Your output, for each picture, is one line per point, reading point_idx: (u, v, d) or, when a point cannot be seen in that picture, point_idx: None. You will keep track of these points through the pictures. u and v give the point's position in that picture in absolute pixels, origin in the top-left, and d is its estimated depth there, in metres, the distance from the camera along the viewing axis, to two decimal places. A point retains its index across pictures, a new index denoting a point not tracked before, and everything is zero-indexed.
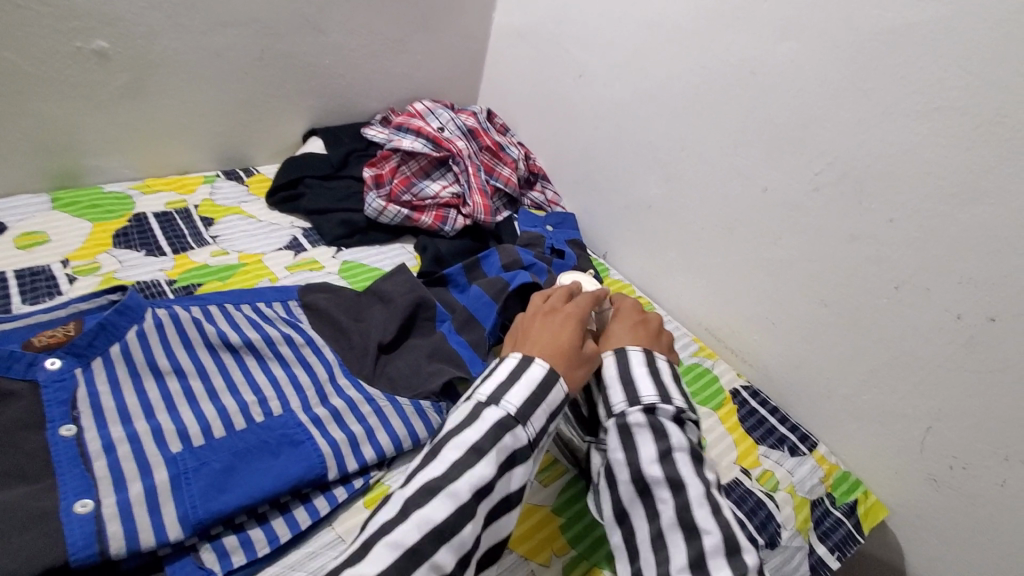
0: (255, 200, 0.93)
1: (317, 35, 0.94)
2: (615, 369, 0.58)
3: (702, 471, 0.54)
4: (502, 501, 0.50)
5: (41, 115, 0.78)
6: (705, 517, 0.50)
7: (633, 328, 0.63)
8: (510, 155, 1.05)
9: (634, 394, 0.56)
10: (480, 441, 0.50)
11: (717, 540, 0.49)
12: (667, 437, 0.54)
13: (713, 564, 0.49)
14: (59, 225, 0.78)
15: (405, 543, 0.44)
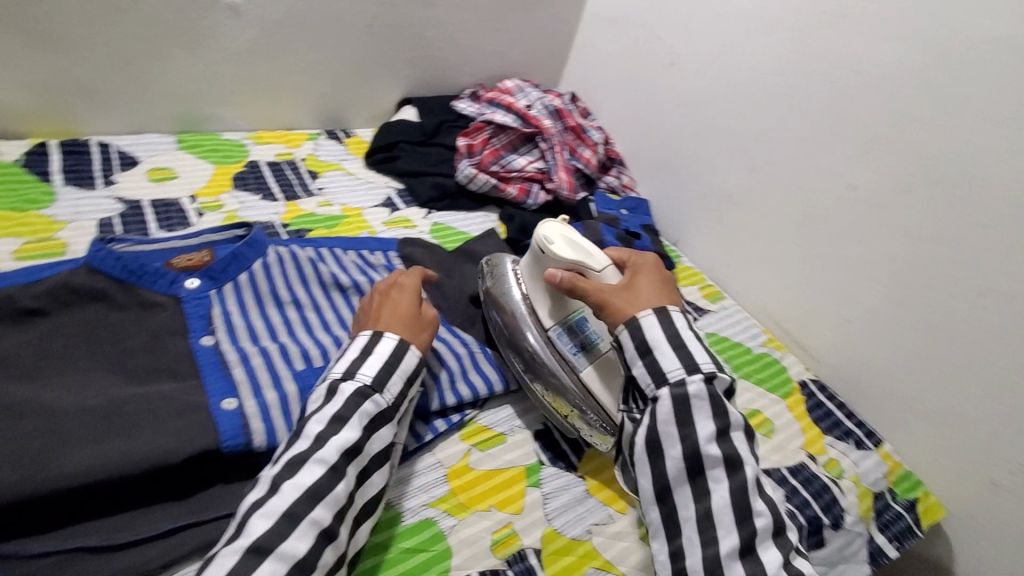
0: (353, 159, 0.99)
1: (424, 8, 0.99)
2: (662, 332, 0.56)
3: (750, 448, 0.54)
4: (375, 460, 0.51)
5: (175, 62, 0.85)
6: (758, 500, 0.51)
7: (659, 286, 0.61)
8: (592, 137, 1.08)
9: (693, 362, 0.54)
10: (341, 411, 0.50)
11: (767, 521, 0.51)
12: (725, 414, 0.53)
13: (762, 544, 0.50)
14: (185, 164, 0.86)
15: (278, 510, 0.45)
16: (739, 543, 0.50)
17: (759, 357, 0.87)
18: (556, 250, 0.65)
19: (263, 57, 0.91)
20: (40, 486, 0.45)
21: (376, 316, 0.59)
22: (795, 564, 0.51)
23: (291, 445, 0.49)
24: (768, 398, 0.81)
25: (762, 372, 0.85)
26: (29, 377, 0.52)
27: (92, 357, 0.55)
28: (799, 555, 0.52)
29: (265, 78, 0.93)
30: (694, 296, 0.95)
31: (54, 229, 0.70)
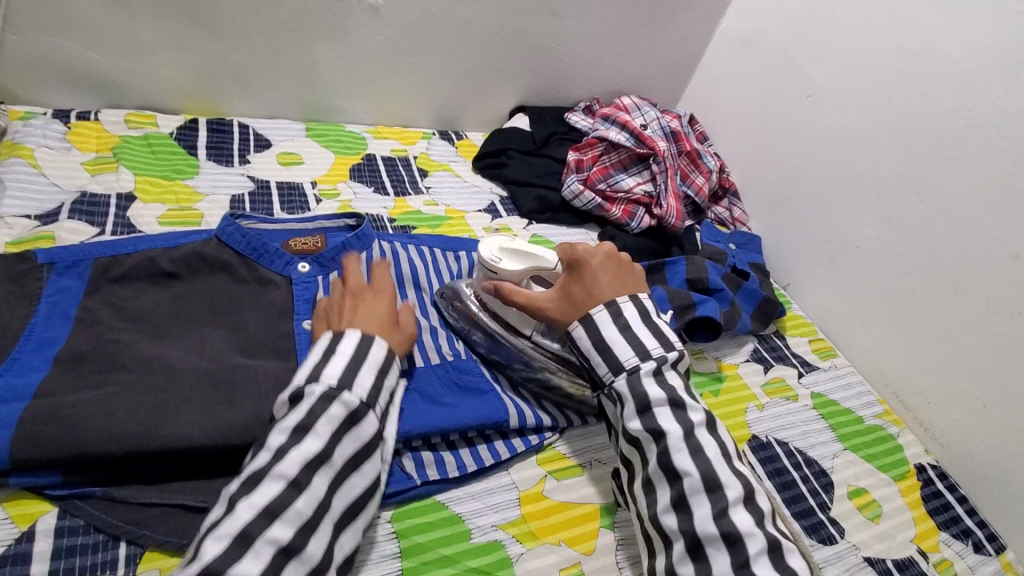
0: (462, 161, 1.01)
1: (552, 18, 0.99)
2: (597, 335, 0.57)
3: (683, 413, 0.52)
4: (350, 464, 0.47)
5: (315, 54, 0.90)
6: (685, 460, 0.50)
7: (609, 278, 0.60)
8: (707, 164, 1.03)
9: (615, 359, 0.55)
10: (304, 420, 0.46)
11: (697, 481, 0.49)
12: (643, 389, 0.53)
13: (695, 501, 0.48)
14: (309, 151, 0.91)
15: (231, 532, 0.41)
16: (670, 502, 0.49)
17: (872, 430, 0.79)
18: (506, 265, 0.67)
19: (394, 55, 0.94)
20: (151, 443, 0.47)
21: (342, 316, 0.56)
22: (734, 520, 0.47)
23: (254, 458, 0.45)
24: (878, 479, 0.73)
25: (873, 447, 0.77)
26: (157, 336, 0.56)
27: (210, 324, 0.59)
28: (742, 510, 0.48)
29: (392, 76, 0.97)
30: (803, 349, 0.88)
31: (194, 200, 0.76)
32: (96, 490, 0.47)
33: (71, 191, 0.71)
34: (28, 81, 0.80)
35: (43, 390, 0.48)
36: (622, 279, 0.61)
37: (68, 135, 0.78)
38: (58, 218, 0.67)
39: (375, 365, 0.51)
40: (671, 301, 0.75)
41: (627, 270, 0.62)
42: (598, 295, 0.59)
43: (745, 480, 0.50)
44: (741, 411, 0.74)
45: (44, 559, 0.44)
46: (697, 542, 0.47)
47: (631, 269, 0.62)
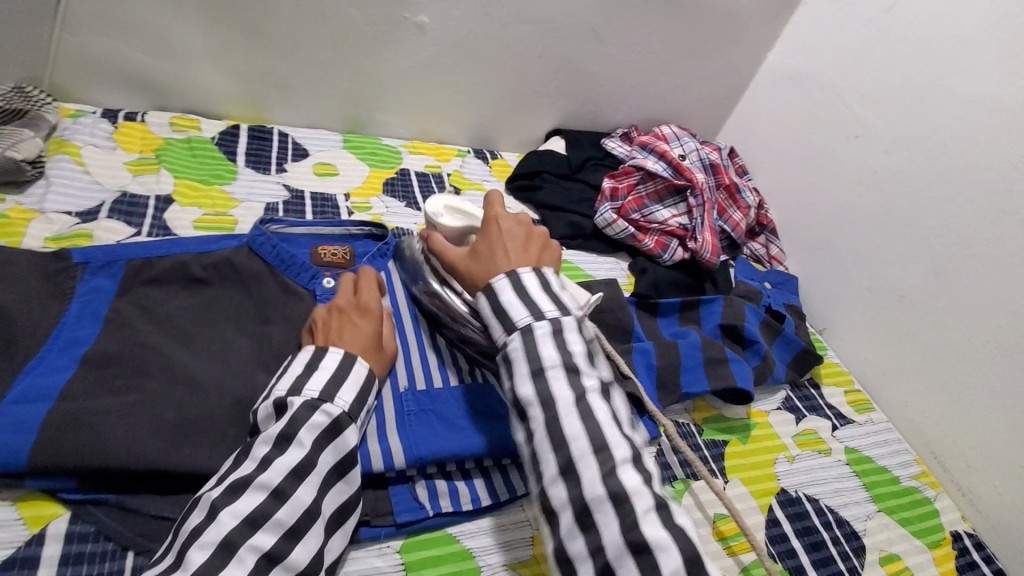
0: (496, 181, 1.00)
1: (596, 44, 0.98)
2: (494, 300, 0.51)
3: (575, 379, 0.47)
4: (334, 474, 0.48)
5: (359, 68, 0.91)
6: (572, 422, 0.45)
7: (510, 248, 0.55)
8: (746, 200, 1.00)
9: (509, 322, 0.49)
10: (287, 429, 0.47)
11: (585, 443, 0.44)
12: (538, 352, 0.48)
13: (582, 465, 0.43)
14: (345, 163, 0.91)
15: (216, 538, 0.41)
16: (557, 471, 0.44)
17: (907, 491, 0.74)
18: (445, 222, 0.66)
19: (435, 73, 0.95)
20: (170, 458, 0.47)
21: (332, 332, 0.56)
22: (621, 478, 0.42)
23: (237, 467, 0.46)
24: (913, 545, 0.68)
25: (908, 510, 0.72)
26: (182, 342, 0.56)
27: (234, 335, 0.59)
28: (630, 468, 0.43)
29: (432, 93, 0.97)
30: (838, 401, 0.84)
31: (229, 206, 0.77)
32: (109, 498, 0.46)
33: (112, 191, 0.72)
34: (81, 80, 0.83)
35: (67, 391, 0.48)
36: (532, 248, 0.56)
37: (115, 135, 0.80)
38: (98, 216, 0.68)
39: (358, 381, 0.52)
40: (703, 350, 0.73)
41: (539, 238, 0.58)
42: (503, 255, 0.55)
43: (632, 441, 0.45)
44: (770, 462, 0.70)
45: (51, 564, 0.43)
46: (584, 508, 0.42)
47: (544, 240, 0.58)
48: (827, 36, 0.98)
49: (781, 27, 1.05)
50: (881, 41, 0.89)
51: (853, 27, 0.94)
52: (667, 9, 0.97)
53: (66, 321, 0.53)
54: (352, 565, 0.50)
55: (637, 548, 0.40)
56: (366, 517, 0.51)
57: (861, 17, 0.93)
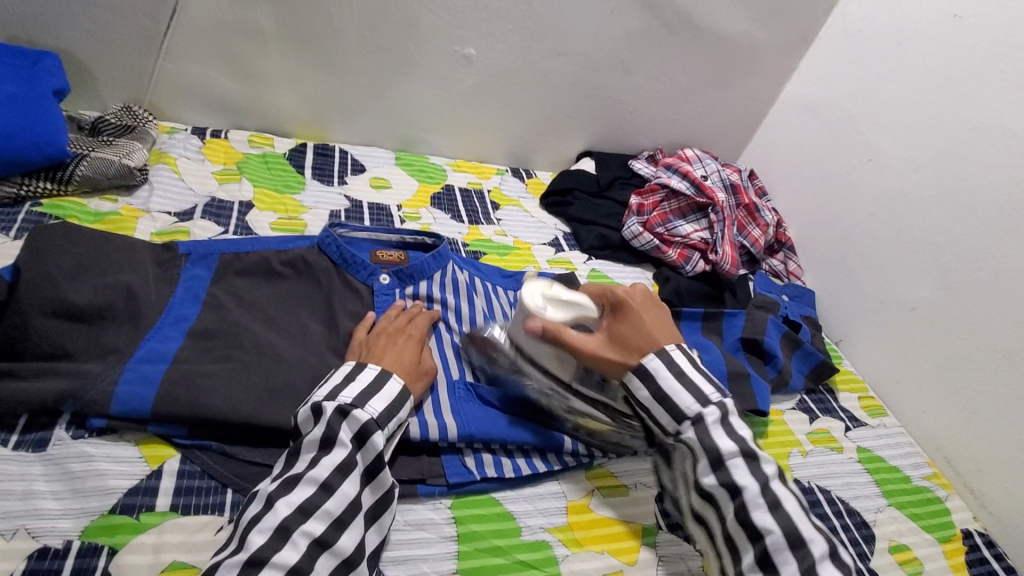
0: (531, 198, 1.09)
1: (626, 75, 1.08)
2: (655, 386, 0.58)
3: (755, 466, 0.55)
4: (366, 476, 0.53)
5: (412, 94, 1.02)
6: (764, 517, 0.52)
7: (655, 323, 0.62)
8: (765, 218, 1.07)
9: (678, 411, 0.57)
10: (327, 432, 0.52)
11: (779, 537, 0.52)
12: (714, 442, 0.55)
13: (780, 559, 0.51)
14: (397, 178, 1.02)
15: (274, 524, 0.47)
16: (754, 561, 0.52)
17: (918, 490, 0.79)
18: (551, 315, 0.62)
19: (480, 99, 1.05)
20: (262, 414, 0.56)
21: (375, 350, 0.61)
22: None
23: (289, 467, 0.51)
24: (921, 538, 0.73)
25: (919, 507, 0.77)
26: (267, 323, 0.65)
27: (308, 319, 0.68)
28: (829, 565, 0.51)
29: (475, 117, 1.08)
30: (852, 405, 0.89)
31: (299, 212, 0.87)
32: (211, 445, 0.55)
33: (202, 195, 0.84)
34: (175, 102, 0.95)
35: (178, 356, 0.58)
36: (661, 322, 0.64)
37: (203, 149, 0.92)
38: (193, 217, 0.79)
39: (390, 393, 0.56)
40: (726, 365, 0.79)
41: (660, 306, 0.65)
42: (653, 332, 0.61)
43: (824, 535, 0.53)
44: (784, 455, 0.77)
45: (167, 494, 0.52)
46: None
47: (660, 308, 0.66)
48: (843, 68, 1.05)
49: (798, 60, 1.14)
50: (893, 73, 0.97)
51: (866, 60, 1.01)
52: (691, 43, 1.06)
53: (175, 301, 0.62)
54: (410, 515, 0.57)
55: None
56: (422, 476, 0.59)
57: (874, 50, 1.00)
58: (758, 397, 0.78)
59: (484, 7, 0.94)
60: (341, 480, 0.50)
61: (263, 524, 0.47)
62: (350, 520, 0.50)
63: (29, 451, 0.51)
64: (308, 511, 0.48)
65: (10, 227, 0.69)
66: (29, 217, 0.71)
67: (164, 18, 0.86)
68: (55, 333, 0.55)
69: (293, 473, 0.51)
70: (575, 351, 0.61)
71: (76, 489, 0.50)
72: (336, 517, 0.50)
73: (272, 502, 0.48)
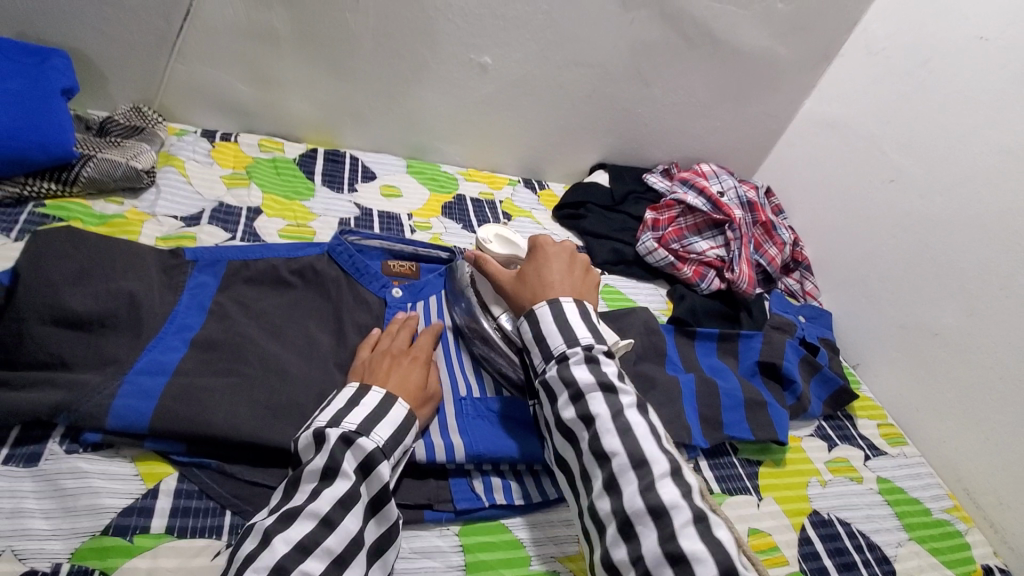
0: (544, 209, 1.07)
1: (643, 87, 1.06)
2: (536, 327, 0.59)
3: (613, 398, 0.53)
4: (369, 509, 0.50)
5: (426, 101, 1.01)
6: (611, 440, 0.50)
7: (565, 273, 0.65)
8: (782, 236, 1.05)
9: (548, 349, 0.57)
10: (329, 462, 0.49)
11: (623, 458, 0.49)
12: (572, 376, 0.54)
13: (622, 480, 0.48)
14: (409, 187, 1.00)
15: (268, 565, 0.43)
16: (602, 487, 0.49)
17: (937, 523, 0.77)
18: (493, 247, 0.75)
19: (493, 108, 1.04)
20: (264, 433, 0.53)
21: (378, 373, 0.58)
22: (659, 493, 0.47)
23: (288, 498, 0.48)
24: (943, 575, 0.70)
25: (938, 541, 0.74)
26: (273, 335, 0.63)
27: (315, 331, 0.66)
28: (668, 482, 0.47)
29: (489, 126, 1.06)
30: (871, 433, 0.87)
31: (308, 219, 0.85)
32: (211, 463, 0.52)
33: (210, 200, 0.82)
34: (185, 103, 0.94)
35: (179, 368, 0.56)
36: (574, 276, 0.65)
37: (212, 152, 0.90)
38: (200, 222, 0.78)
39: (395, 420, 0.54)
40: (742, 391, 0.77)
41: (585, 268, 0.67)
42: (554, 282, 0.63)
43: (671, 457, 0.50)
44: (802, 484, 0.74)
45: (163, 515, 0.49)
46: (626, 520, 0.47)
47: (586, 272, 0.67)
48: (865, 86, 1.03)
49: (818, 78, 1.12)
50: (916, 93, 0.95)
51: (888, 79, 1.00)
52: (711, 56, 1.05)
53: (178, 310, 0.60)
54: (416, 542, 0.55)
55: (675, 560, 0.43)
56: (429, 501, 0.57)
57: (897, 69, 0.98)
58: (777, 425, 0.76)
59: (502, 15, 0.92)
60: (342, 514, 0.47)
61: (258, 564, 0.43)
62: (351, 556, 0.47)
63: (20, 465, 0.48)
64: (307, 548, 0.45)
65: (11, 228, 0.67)
66: (31, 217, 0.69)
67: (178, 19, 0.85)
68: (53, 341, 0.52)
69: (291, 506, 0.47)
70: (491, 279, 0.67)
71: (67, 507, 0.47)
72: (336, 556, 0.46)
73: (268, 537, 0.45)
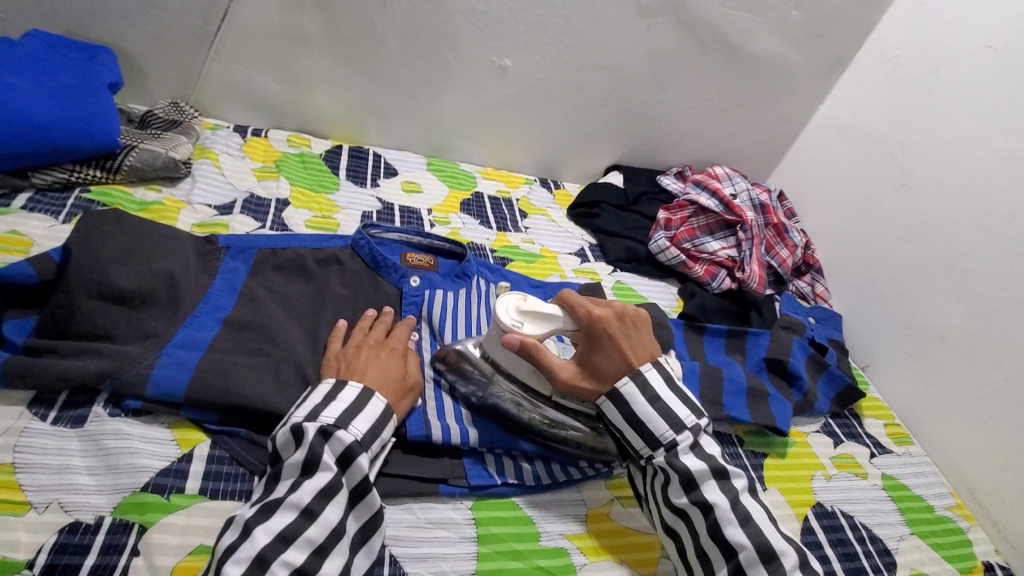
0: (559, 208, 1.10)
1: (658, 91, 1.08)
2: (626, 409, 0.59)
3: (726, 483, 0.56)
4: (351, 499, 0.51)
5: (447, 101, 1.04)
6: (736, 533, 0.53)
7: (635, 349, 0.61)
8: (793, 239, 1.07)
9: (653, 436, 0.58)
10: (309, 455, 0.50)
11: (751, 551, 0.53)
12: (681, 464, 0.56)
13: (752, 571, 0.52)
14: (429, 183, 1.03)
15: (250, 555, 0.45)
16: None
17: (941, 520, 0.77)
18: (528, 330, 0.60)
19: (512, 109, 1.07)
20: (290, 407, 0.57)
21: (355, 366, 0.59)
22: None
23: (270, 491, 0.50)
24: (943, 569, 0.71)
25: (940, 537, 0.75)
26: (298, 316, 0.67)
27: (338, 315, 0.69)
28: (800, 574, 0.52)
29: (507, 126, 1.09)
30: (877, 431, 0.88)
31: (333, 211, 0.89)
32: (240, 432, 0.56)
33: (241, 191, 0.86)
34: (219, 100, 0.98)
35: (212, 344, 0.59)
36: (639, 342, 0.62)
37: (243, 147, 0.95)
38: (232, 211, 0.82)
39: (373, 413, 0.55)
40: (746, 379, 0.79)
41: (639, 326, 0.63)
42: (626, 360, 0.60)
43: (794, 545, 0.54)
44: (807, 477, 0.76)
45: (197, 478, 0.53)
46: None
47: (641, 325, 0.64)
48: (877, 93, 1.05)
49: (832, 84, 1.14)
50: (926, 99, 0.96)
51: (901, 84, 1.01)
52: (726, 62, 1.07)
53: (212, 291, 0.64)
54: (431, 513, 0.58)
55: None
56: (445, 476, 0.60)
57: (909, 76, 1.00)
58: (779, 417, 0.77)
59: (522, 20, 0.95)
60: (324, 505, 0.49)
61: (239, 554, 0.45)
62: (332, 547, 0.48)
63: (68, 426, 0.52)
64: (288, 538, 0.47)
65: (60, 210, 0.72)
66: (79, 202, 0.74)
67: (217, 19, 0.90)
68: (99, 314, 0.56)
69: (273, 497, 0.49)
70: (551, 370, 0.60)
71: (110, 465, 0.51)
72: (317, 546, 0.48)
73: (249, 527, 0.46)
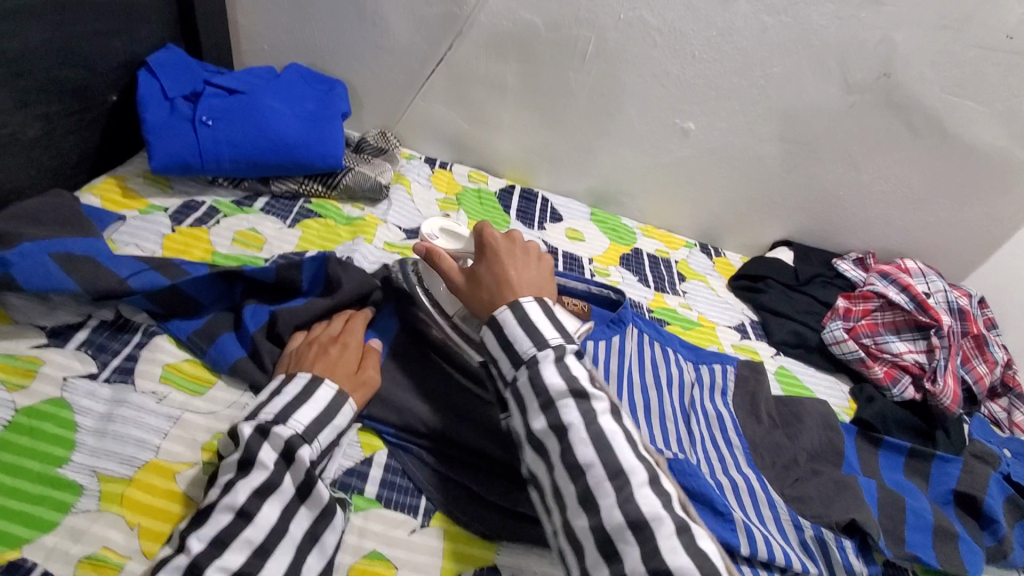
0: (719, 277, 1.06)
1: (850, 171, 1.02)
2: (499, 333, 0.52)
3: (585, 403, 0.47)
4: (297, 496, 0.48)
5: (621, 157, 1.06)
6: (584, 449, 0.46)
7: (528, 273, 0.58)
8: (994, 355, 0.93)
9: (515, 355, 0.51)
10: (244, 455, 0.47)
11: (599, 469, 0.45)
12: (543, 381, 0.49)
13: (599, 492, 0.44)
14: (591, 234, 1.05)
15: (182, 564, 0.42)
16: (578, 503, 0.45)
17: None
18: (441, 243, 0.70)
19: (685, 173, 1.06)
20: (453, 432, 0.59)
21: (307, 360, 0.58)
22: (639, 505, 0.43)
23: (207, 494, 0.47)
24: None
25: None
26: None
27: None
28: (648, 492, 0.43)
29: (677, 188, 1.08)
30: None
31: None
32: (413, 449, 0.59)
33: (426, 219, 0.93)
34: (416, 133, 1.09)
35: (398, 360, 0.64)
36: (531, 268, 0.59)
37: (431, 177, 1.04)
38: (417, 236, 0.89)
39: (320, 402, 0.53)
40: (933, 516, 0.69)
41: (533, 259, 0.60)
42: (516, 283, 0.56)
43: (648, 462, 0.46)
44: None
45: (375, 483, 0.56)
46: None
47: (537, 261, 0.60)
48: None
49: None
50: None
51: None
52: (936, 150, 0.98)
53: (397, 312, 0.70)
54: None
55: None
56: None
57: None
58: (969, 563, 0.66)
59: (715, 86, 0.95)
60: (259, 505, 0.46)
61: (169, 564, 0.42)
62: (275, 546, 0.45)
63: None
64: (222, 542, 0.43)
65: (288, 216, 0.83)
66: (302, 210, 0.85)
67: (432, 63, 1.01)
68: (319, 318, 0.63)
69: (205, 503, 0.46)
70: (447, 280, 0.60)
71: None
72: (257, 547, 0.45)
73: (183, 538, 0.43)
